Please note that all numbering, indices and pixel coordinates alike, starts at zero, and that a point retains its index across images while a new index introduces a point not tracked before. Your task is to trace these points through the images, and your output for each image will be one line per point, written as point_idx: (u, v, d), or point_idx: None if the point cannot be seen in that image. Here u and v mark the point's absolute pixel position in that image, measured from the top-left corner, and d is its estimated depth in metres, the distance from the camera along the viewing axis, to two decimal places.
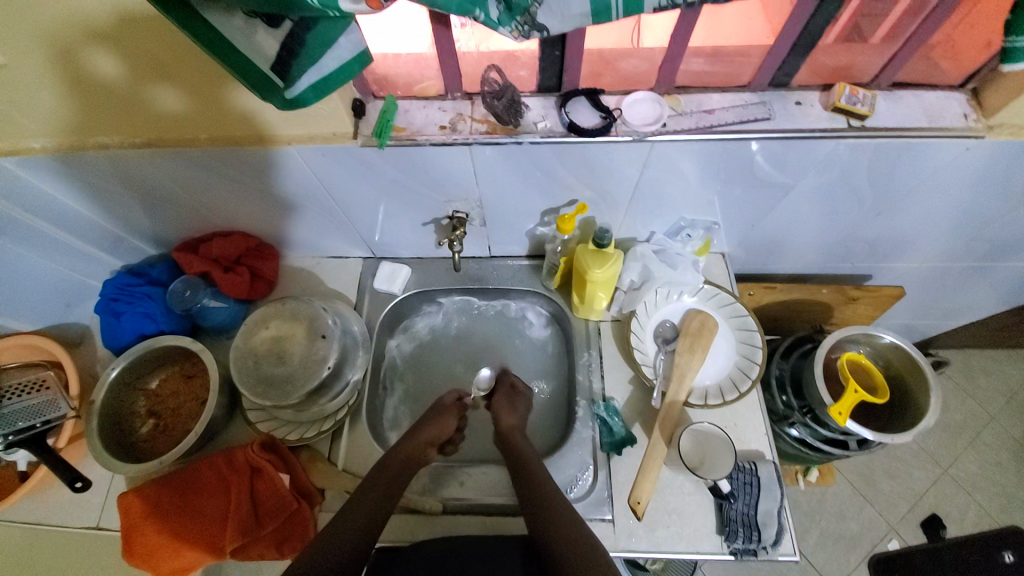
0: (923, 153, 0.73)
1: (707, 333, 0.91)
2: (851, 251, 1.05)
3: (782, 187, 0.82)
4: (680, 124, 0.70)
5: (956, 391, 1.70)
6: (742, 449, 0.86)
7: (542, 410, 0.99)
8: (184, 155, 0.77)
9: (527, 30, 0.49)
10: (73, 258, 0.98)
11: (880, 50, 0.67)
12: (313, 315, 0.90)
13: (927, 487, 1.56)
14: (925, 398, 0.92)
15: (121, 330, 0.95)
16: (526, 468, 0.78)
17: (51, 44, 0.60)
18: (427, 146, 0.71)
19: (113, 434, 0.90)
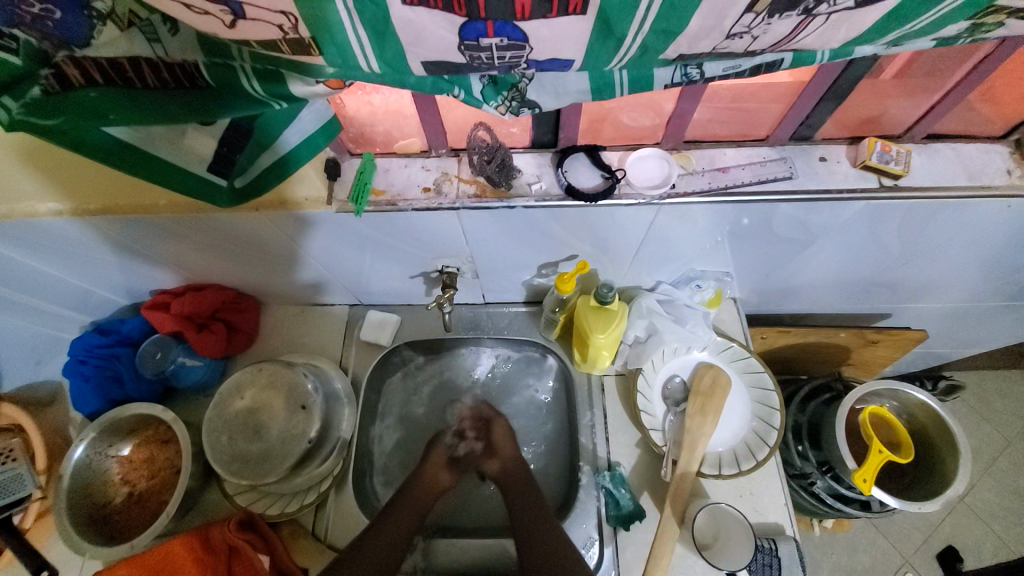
0: (959, 211, 0.66)
1: (719, 393, 0.84)
2: (871, 294, 0.97)
3: (800, 241, 0.75)
4: (691, 184, 0.63)
5: (970, 414, 1.51)
6: (758, 521, 0.80)
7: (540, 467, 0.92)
8: (148, 221, 0.70)
9: (516, 107, 0.41)
10: (40, 316, 0.90)
11: (918, 100, 0.62)
12: (295, 381, 0.86)
13: (941, 516, 1.38)
14: (954, 462, 0.87)
15: (87, 395, 0.88)
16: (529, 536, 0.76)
17: None
18: (410, 211, 0.65)
19: (84, 511, 0.82)
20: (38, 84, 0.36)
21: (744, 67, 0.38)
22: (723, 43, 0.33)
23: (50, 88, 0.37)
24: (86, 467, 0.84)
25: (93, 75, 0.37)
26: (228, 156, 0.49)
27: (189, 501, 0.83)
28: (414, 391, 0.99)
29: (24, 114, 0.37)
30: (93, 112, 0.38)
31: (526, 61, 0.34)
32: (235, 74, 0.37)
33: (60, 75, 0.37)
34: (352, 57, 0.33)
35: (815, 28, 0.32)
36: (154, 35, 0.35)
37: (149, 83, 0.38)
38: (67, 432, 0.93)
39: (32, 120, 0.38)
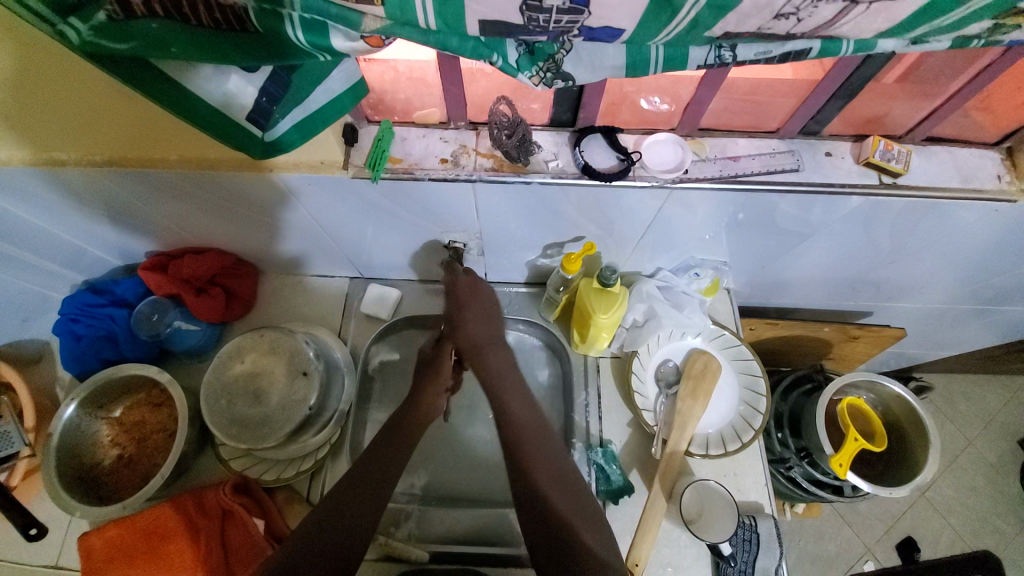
0: (950, 212, 0.70)
1: (711, 377, 0.87)
2: (857, 291, 1.01)
3: (799, 234, 0.78)
4: (703, 171, 0.65)
5: (935, 414, 1.60)
6: (742, 500, 0.84)
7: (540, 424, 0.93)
8: (153, 176, 0.69)
9: (549, 78, 0.42)
10: (31, 271, 0.88)
11: (920, 104, 0.65)
12: (295, 348, 0.85)
13: (903, 509, 1.46)
14: (924, 451, 0.92)
15: (80, 355, 0.87)
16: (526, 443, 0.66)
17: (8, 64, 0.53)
18: (427, 181, 0.65)
19: (73, 470, 0.81)
20: (104, 8, 0.36)
21: (774, 54, 0.39)
22: (770, 23, 0.34)
23: (114, 14, 0.36)
24: (76, 427, 0.83)
25: (154, 6, 0.35)
26: (266, 108, 0.49)
27: (183, 466, 0.82)
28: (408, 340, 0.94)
29: (91, 37, 0.37)
30: (155, 45, 0.37)
31: (580, 28, 0.35)
32: (281, 23, 0.36)
33: (123, 3, 0.35)
34: (412, 11, 0.34)
35: (855, 15, 0.34)
36: None
37: (204, 22, 0.36)
38: (54, 393, 0.91)
39: (100, 43, 0.37)
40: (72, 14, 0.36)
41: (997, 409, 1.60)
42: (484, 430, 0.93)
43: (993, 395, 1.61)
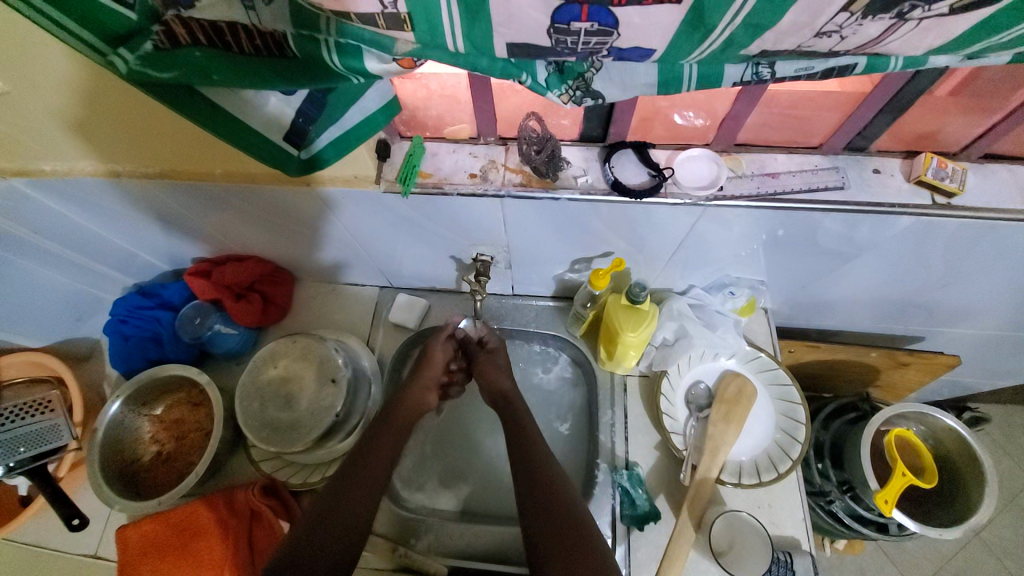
0: (1013, 234, 0.65)
1: (745, 401, 0.83)
2: (906, 314, 0.95)
3: (842, 254, 0.74)
4: (738, 188, 0.63)
5: (994, 448, 1.47)
6: (778, 535, 0.80)
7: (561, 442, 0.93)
8: (199, 188, 0.73)
9: (579, 96, 0.42)
10: (86, 274, 0.94)
11: (980, 119, 0.60)
12: (325, 355, 0.87)
13: (956, 550, 1.35)
14: (979, 491, 0.85)
15: (126, 354, 0.93)
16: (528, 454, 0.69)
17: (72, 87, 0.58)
18: (456, 196, 0.66)
19: (115, 465, 0.86)
20: (150, 39, 0.38)
21: (817, 68, 0.38)
22: (811, 41, 0.33)
23: (160, 44, 0.38)
24: (118, 423, 0.87)
25: (198, 35, 0.38)
26: (302, 127, 0.51)
27: (216, 466, 0.85)
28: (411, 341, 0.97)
29: (139, 66, 0.39)
30: (197, 71, 0.39)
31: (609, 48, 0.35)
32: (318, 47, 0.37)
33: (169, 32, 0.38)
34: (440, 35, 0.35)
35: (904, 32, 0.32)
36: (250, 2, 0.35)
37: (245, 49, 0.38)
38: (102, 389, 0.98)
39: (145, 71, 0.39)
40: (121, 43, 0.38)
41: None
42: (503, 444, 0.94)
43: None
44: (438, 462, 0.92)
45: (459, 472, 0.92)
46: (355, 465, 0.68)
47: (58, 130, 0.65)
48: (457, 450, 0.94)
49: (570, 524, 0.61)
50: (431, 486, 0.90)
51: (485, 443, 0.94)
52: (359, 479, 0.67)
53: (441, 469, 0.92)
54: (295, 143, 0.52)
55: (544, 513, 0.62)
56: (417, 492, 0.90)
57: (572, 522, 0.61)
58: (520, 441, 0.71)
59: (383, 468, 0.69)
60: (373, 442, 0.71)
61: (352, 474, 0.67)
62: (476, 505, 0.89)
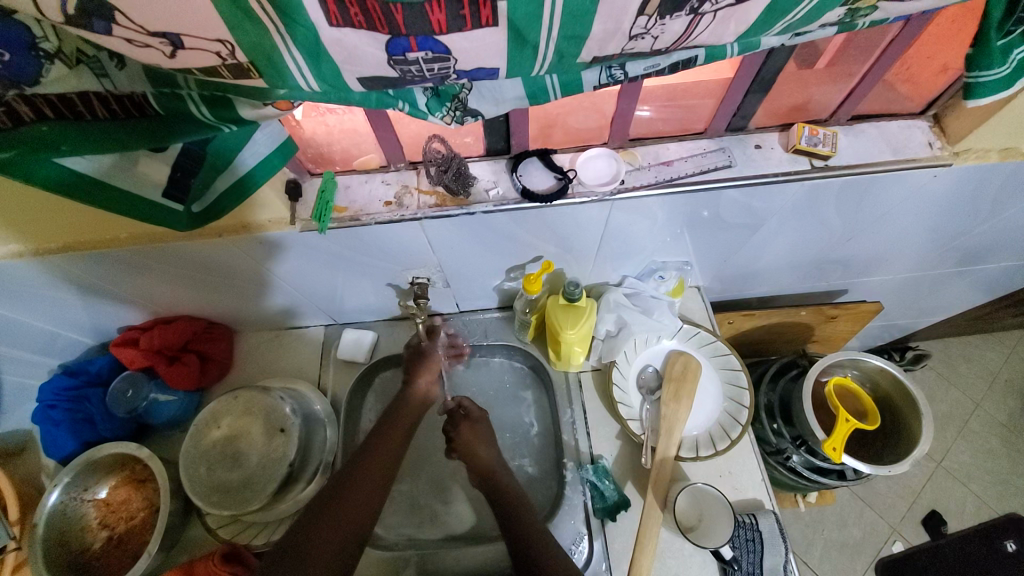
0: (890, 185, 0.72)
1: (691, 377, 0.87)
2: (827, 271, 1.02)
3: (751, 226, 0.79)
4: (639, 179, 0.67)
5: (938, 381, 1.58)
6: (740, 500, 0.83)
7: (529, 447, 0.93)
8: (110, 255, 0.70)
9: (459, 116, 0.44)
10: (1, 363, 0.87)
11: (838, 87, 0.67)
12: (272, 405, 0.85)
13: (922, 482, 1.43)
14: (917, 422, 0.91)
15: (54, 442, 0.85)
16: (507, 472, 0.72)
17: None
18: (374, 225, 0.66)
19: (62, 559, 0.79)
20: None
21: (664, 65, 0.42)
22: (629, 43, 0.36)
23: (1, 124, 0.36)
24: (60, 513, 0.81)
25: (44, 110, 0.37)
26: (183, 181, 0.51)
27: (170, 538, 0.81)
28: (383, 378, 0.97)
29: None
30: (45, 145, 0.38)
31: (455, 71, 0.36)
32: (184, 103, 0.39)
33: (11, 111, 0.36)
34: (292, 78, 0.35)
35: (706, 25, 0.35)
36: (102, 70, 0.36)
37: (99, 115, 0.39)
38: (40, 481, 0.90)
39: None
40: None
41: (998, 367, 1.59)
42: None
43: (990, 353, 1.61)
44: (410, 489, 0.92)
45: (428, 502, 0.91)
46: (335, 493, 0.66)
47: None
48: (425, 473, 0.93)
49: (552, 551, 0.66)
50: (403, 518, 0.89)
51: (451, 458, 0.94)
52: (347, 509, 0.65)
53: (410, 500, 0.91)
54: (176, 197, 0.52)
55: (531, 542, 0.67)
56: (392, 530, 0.88)
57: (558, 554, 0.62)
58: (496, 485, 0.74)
59: (373, 497, 0.67)
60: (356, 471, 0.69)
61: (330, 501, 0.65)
62: (451, 531, 0.88)
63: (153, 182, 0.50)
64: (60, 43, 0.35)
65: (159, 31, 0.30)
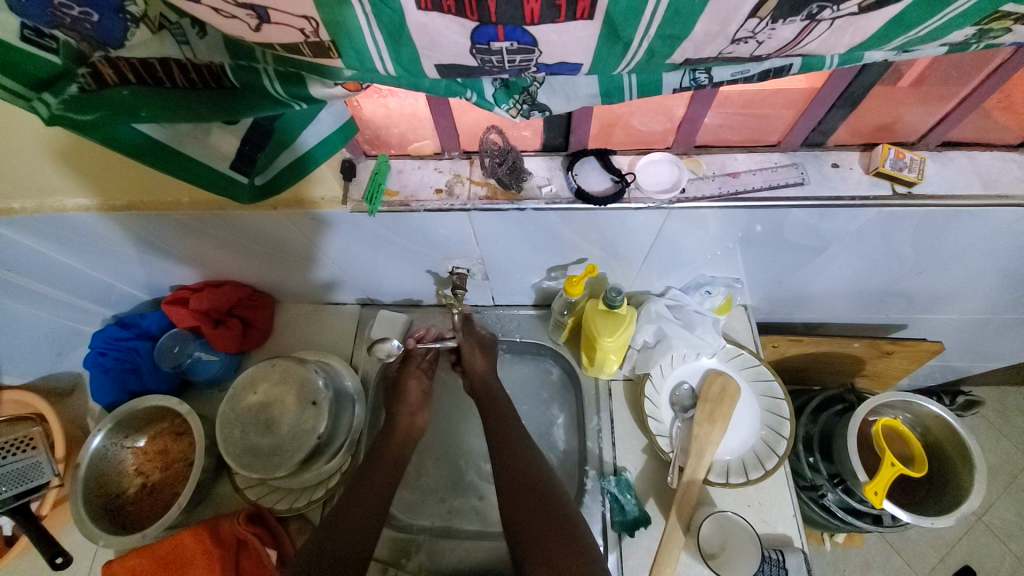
0: (975, 220, 0.66)
1: (729, 400, 0.83)
2: (886, 304, 0.95)
3: (812, 248, 0.75)
4: (701, 189, 0.64)
5: (989, 430, 1.47)
6: (767, 533, 0.79)
7: (551, 447, 0.92)
8: (168, 217, 0.73)
9: (526, 110, 0.42)
10: (63, 308, 0.93)
11: (931, 109, 0.62)
12: (305, 378, 0.87)
13: (959, 535, 1.34)
14: (968, 475, 0.85)
15: (103, 387, 0.91)
16: (510, 464, 0.73)
17: (38, 125, 0.59)
18: (423, 212, 0.66)
19: (99, 499, 0.84)
20: (76, 82, 0.38)
21: (753, 72, 0.39)
22: (728, 48, 0.33)
23: (86, 86, 0.38)
24: (102, 456, 0.86)
25: (126, 74, 0.38)
26: (249, 155, 0.52)
27: (201, 493, 0.84)
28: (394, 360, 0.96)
29: (60, 110, 0.39)
30: (123, 109, 0.39)
31: (536, 65, 0.35)
32: (258, 76, 0.39)
33: (96, 73, 0.38)
34: (369, 60, 0.34)
35: (819, 33, 0.32)
36: (183, 36, 0.37)
37: (177, 82, 0.40)
38: (86, 423, 0.95)
39: (69, 116, 0.39)
40: (44, 89, 0.38)
41: None
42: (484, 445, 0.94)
43: None
44: (427, 471, 0.93)
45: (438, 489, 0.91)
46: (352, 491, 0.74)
47: (38, 168, 0.66)
48: (444, 459, 0.94)
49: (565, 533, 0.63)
50: (423, 502, 0.90)
51: (468, 440, 0.95)
52: (360, 499, 0.73)
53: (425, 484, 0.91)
54: (241, 170, 0.53)
55: (533, 521, 0.65)
56: (409, 511, 0.89)
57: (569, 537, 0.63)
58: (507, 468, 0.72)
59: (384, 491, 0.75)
60: (369, 472, 0.77)
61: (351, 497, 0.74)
62: (461, 520, 0.88)
63: (219, 153, 0.51)
64: (146, 7, 0.35)
65: (248, 4, 0.30)
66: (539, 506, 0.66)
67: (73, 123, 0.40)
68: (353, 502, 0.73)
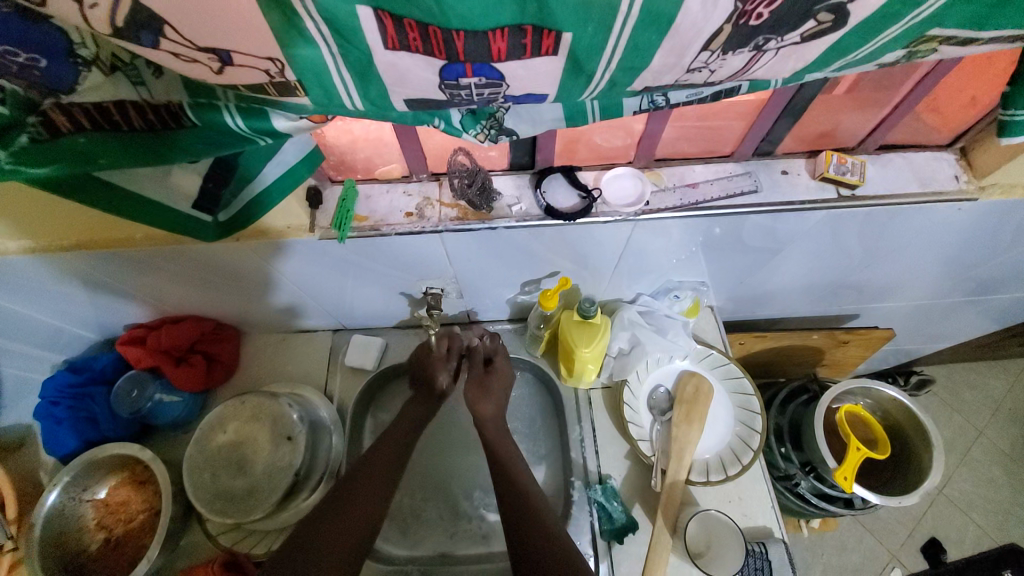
0: (914, 216, 0.71)
1: (703, 399, 0.85)
2: (840, 296, 1.01)
3: (771, 250, 0.79)
4: (664, 201, 0.66)
5: (941, 407, 1.57)
6: (749, 527, 0.82)
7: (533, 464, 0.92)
8: (123, 255, 0.69)
9: (494, 134, 0.43)
10: (6, 357, 0.86)
11: (866, 116, 0.67)
12: (278, 412, 0.84)
13: (923, 508, 1.42)
14: (927, 454, 0.90)
15: (58, 439, 0.85)
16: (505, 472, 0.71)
17: None
18: (393, 236, 0.66)
19: (58, 560, 0.78)
20: (26, 132, 0.36)
21: (706, 93, 0.41)
22: (685, 76, 0.35)
23: (38, 135, 0.36)
24: (59, 514, 0.79)
25: (81, 121, 0.36)
26: (213, 192, 0.52)
27: (171, 544, 0.79)
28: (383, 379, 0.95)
29: (12, 163, 0.37)
30: (82, 157, 0.38)
31: (504, 97, 0.36)
32: (219, 114, 0.38)
33: (47, 121, 0.36)
34: (337, 98, 0.34)
35: (766, 61, 0.35)
36: (138, 78, 0.36)
37: (135, 125, 0.38)
38: (38, 478, 0.88)
39: (21, 169, 0.37)
40: None
41: (1003, 396, 1.57)
42: (468, 463, 0.93)
43: (995, 381, 1.59)
44: (414, 498, 0.90)
45: (426, 516, 0.88)
46: (343, 502, 0.67)
47: None
48: (428, 488, 0.91)
49: (561, 554, 0.62)
50: (410, 529, 0.87)
51: (453, 461, 0.93)
52: (354, 510, 0.67)
53: (410, 512, 0.88)
54: (206, 207, 0.53)
55: (533, 547, 0.63)
56: (390, 539, 0.86)
57: (564, 551, 0.62)
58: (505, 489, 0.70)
59: (378, 494, 0.69)
60: (357, 489, 0.69)
61: (340, 506, 0.67)
62: (453, 542, 0.86)
63: (182, 190, 0.50)
64: (97, 49, 0.33)
65: (210, 47, 0.30)
66: (530, 526, 0.65)
67: (26, 174, 0.38)
68: (334, 520, 0.65)
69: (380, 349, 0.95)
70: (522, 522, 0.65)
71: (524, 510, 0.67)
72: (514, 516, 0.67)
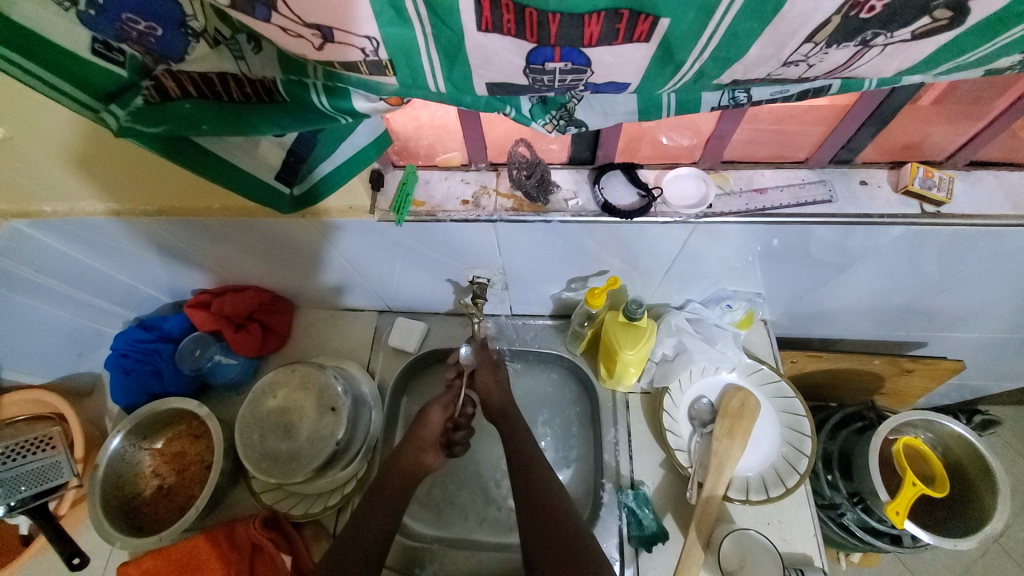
0: (1004, 240, 0.65)
1: (749, 415, 0.82)
2: (907, 321, 0.94)
3: (836, 265, 0.74)
4: (727, 205, 0.64)
5: (1008, 452, 1.44)
6: (788, 552, 0.78)
7: (563, 462, 0.92)
8: (197, 223, 0.74)
9: (562, 125, 0.43)
10: (87, 309, 0.93)
11: (959, 128, 0.62)
12: (325, 384, 0.87)
13: (977, 558, 1.31)
14: (991, 498, 0.83)
15: (127, 389, 0.92)
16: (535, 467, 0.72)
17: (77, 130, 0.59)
18: (448, 222, 0.67)
19: (116, 500, 0.84)
20: (141, 94, 0.40)
21: (792, 91, 0.40)
22: (779, 70, 0.34)
23: (150, 98, 0.40)
24: (121, 458, 0.86)
25: (187, 88, 0.40)
26: (293, 166, 0.54)
27: (216, 497, 0.84)
28: (418, 368, 0.97)
29: (129, 123, 0.41)
30: (187, 121, 0.41)
31: (585, 84, 0.36)
32: (308, 91, 0.40)
33: (159, 86, 0.40)
34: (423, 78, 0.35)
35: (870, 58, 0.33)
36: (240, 52, 0.38)
37: (234, 96, 0.41)
38: (103, 423, 0.97)
39: (136, 128, 0.41)
40: (112, 101, 0.40)
41: None
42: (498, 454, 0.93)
43: None
44: (443, 481, 0.91)
45: (454, 501, 0.90)
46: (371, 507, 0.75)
47: (75, 175, 0.67)
48: (460, 473, 0.92)
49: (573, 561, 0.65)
50: (438, 510, 0.89)
51: (484, 450, 0.94)
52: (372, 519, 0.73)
53: (439, 495, 0.90)
54: (285, 180, 0.56)
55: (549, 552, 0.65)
56: (419, 518, 0.88)
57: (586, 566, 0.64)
58: (530, 489, 0.72)
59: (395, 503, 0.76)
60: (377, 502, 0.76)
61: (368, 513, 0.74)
62: (479, 529, 0.87)
63: (260, 162, 0.53)
64: (205, 22, 0.37)
65: (316, 23, 0.31)
66: (552, 533, 0.67)
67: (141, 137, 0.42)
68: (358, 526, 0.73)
69: (421, 332, 0.97)
70: (544, 527, 0.68)
71: (548, 515, 0.69)
72: (536, 519, 0.69)
